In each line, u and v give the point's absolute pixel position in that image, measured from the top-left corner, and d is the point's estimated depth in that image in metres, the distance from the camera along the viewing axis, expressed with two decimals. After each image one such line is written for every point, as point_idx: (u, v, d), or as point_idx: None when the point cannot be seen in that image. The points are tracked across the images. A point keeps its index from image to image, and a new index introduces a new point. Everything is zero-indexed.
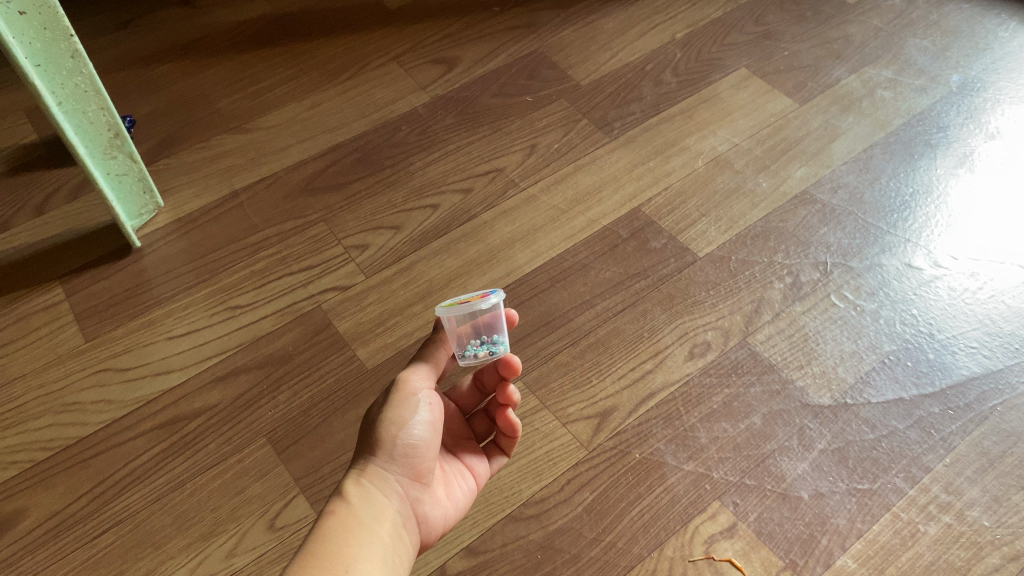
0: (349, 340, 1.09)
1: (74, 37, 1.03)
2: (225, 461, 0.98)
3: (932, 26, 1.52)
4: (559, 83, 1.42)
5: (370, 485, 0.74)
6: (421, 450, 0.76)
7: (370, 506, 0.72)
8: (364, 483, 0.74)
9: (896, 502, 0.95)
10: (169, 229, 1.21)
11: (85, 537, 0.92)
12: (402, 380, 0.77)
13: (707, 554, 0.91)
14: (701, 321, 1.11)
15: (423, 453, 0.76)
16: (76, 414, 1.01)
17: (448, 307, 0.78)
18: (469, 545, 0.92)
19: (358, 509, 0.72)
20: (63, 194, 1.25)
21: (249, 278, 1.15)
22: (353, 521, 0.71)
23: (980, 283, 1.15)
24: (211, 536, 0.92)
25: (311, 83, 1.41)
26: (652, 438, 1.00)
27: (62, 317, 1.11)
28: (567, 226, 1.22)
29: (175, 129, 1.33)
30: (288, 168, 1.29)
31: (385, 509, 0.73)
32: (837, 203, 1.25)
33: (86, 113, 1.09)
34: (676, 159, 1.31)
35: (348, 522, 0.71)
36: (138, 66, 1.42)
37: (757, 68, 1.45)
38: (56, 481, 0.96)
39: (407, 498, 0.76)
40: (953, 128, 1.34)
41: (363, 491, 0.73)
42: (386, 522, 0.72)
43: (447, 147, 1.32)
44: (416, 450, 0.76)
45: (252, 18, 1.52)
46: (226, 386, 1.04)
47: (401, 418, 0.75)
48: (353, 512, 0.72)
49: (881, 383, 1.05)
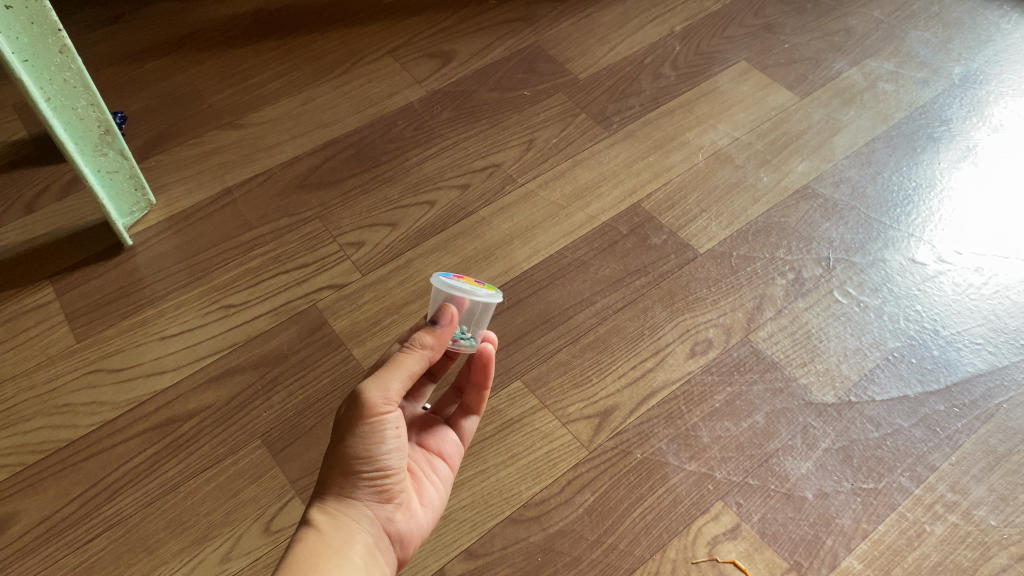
0: (345, 339, 1.07)
1: (62, 31, 1.01)
2: (219, 464, 0.96)
3: (933, 18, 1.50)
4: (557, 77, 1.40)
5: (338, 511, 0.70)
6: (390, 470, 0.71)
7: (341, 534, 0.68)
8: (331, 508, 0.70)
9: (901, 501, 0.93)
10: (161, 227, 1.19)
11: (76, 541, 0.90)
12: (369, 400, 0.69)
13: (711, 556, 0.90)
14: (702, 318, 1.10)
15: (393, 471, 0.71)
16: (67, 416, 1.00)
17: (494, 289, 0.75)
18: (468, 548, 0.90)
19: (328, 538, 0.68)
20: (53, 191, 1.23)
21: (242, 277, 1.13)
22: (324, 550, 0.67)
23: (985, 278, 1.13)
24: (205, 540, 0.91)
25: (305, 78, 1.39)
26: (654, 437, 0.99)
27: (52, 317, 1.09)
28: (566, 222, 1.20)
29: (167, 125, 1.31)
30: (282, 165, 1.27)
31: (358, 535, 0.69)
32: (839, 197, 1.23)
33: (76, 109, 1.07)
34: (676, 154, 1.29)
35: (318, 550, 0.66)
36: (129, 62, 1.40)
37: (757, 61, 1.43)
38: (46, 485, 0.94)
39: (378, 518, 0.71)
40: (955, 121, 1.33)
41: (331, 519, 0.69)
42: (357, 547, 0.68)
43: (444, 142, 1.30)
44: (386, 471, 0.71)
45: (245, 12, 1.50)
46: (219, 387, 1.03)
47: (368, 441, 0.69)
48: (323, 541, 0.67)
49: (887, 380, 1.04)
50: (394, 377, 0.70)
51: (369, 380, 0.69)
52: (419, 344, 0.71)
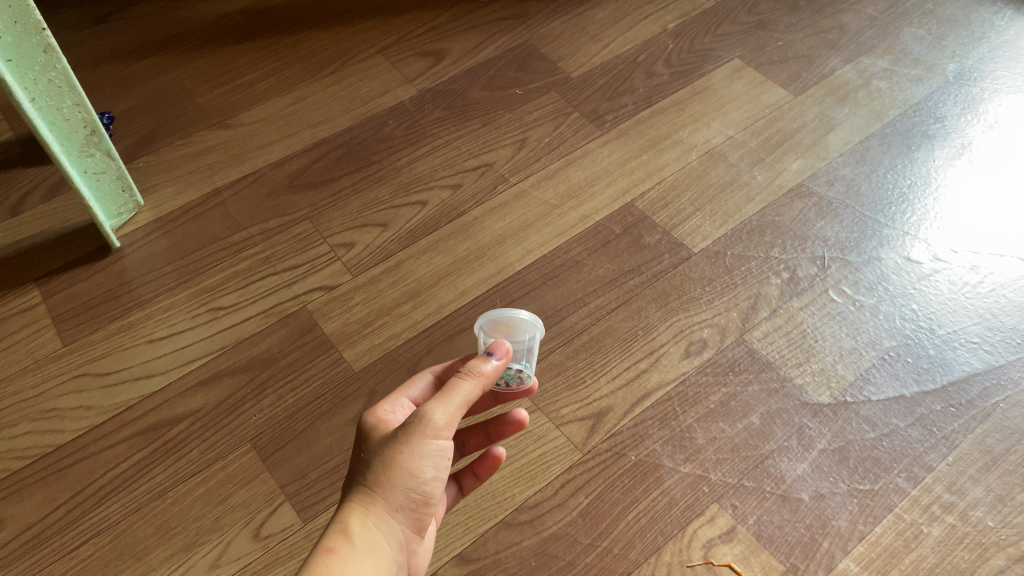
0: (336, 342, 1.06)
1: (46, 31, 0.99)
2: (208, 468, 0.95)
3: (927, 15, 1.49)
4: (550, 75, 1.39)
5: (374, 526, 0.64)
6: (432, 500, 0.67)
7: (373, 555, 0.63)
8: (369, 520, 0.64)
9: (898, 502, 0.93)
10: (149, 228, 1.18)
11: (63, 548, 0.89)
12: (436, 424, 0.65)
13: (705, 559, 0.89)
14: (696, 319, 1.08)
15: (432, 501, 0.67)
16: (53, 421, 0.98)
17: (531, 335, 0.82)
18: (461, 553, 0.89)
19: (361, 556, 0.62)
20: (39, 193, 1.21)
21: (231, 279, 1.12)
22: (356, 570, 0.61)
23: (981, 276, 1.12)
24: (194, 547, 0.89)
25: (295, 77, 1.38)
26: (649, 439, 0.98)
27: (38, 321, 1.07)
28: (559, 222, 1.19)
29: (155, 126, 1.30)
30: (272, 165, 1.25)
31: (385, 558, 0.64)
32: (834, 195, 1.23)
33: (61, 110, 1.05)
34: (670, 153, 1.28)
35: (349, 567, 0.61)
36: (117, 62, 1.38)
37: (750, 59, 1.42)
38: (33, 491, 0.93)
39: (403, 543, 0.67)
40: (950, 118, 1.32)
41: (365, 531, 0.63)
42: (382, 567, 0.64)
43: (435, 141, 1.29)
44: (427, 499, 0.67)
45: (234, 11, 1.48)
46: (209, 391, 1.01)
47: (423, 467, 0.65)
48: (353, 557, 0.62)
49: (882, 379, 1.03)
50: (459, 407, 0.66)
51: (440, 401, 0.65)
52: (486, 373, 0.68)
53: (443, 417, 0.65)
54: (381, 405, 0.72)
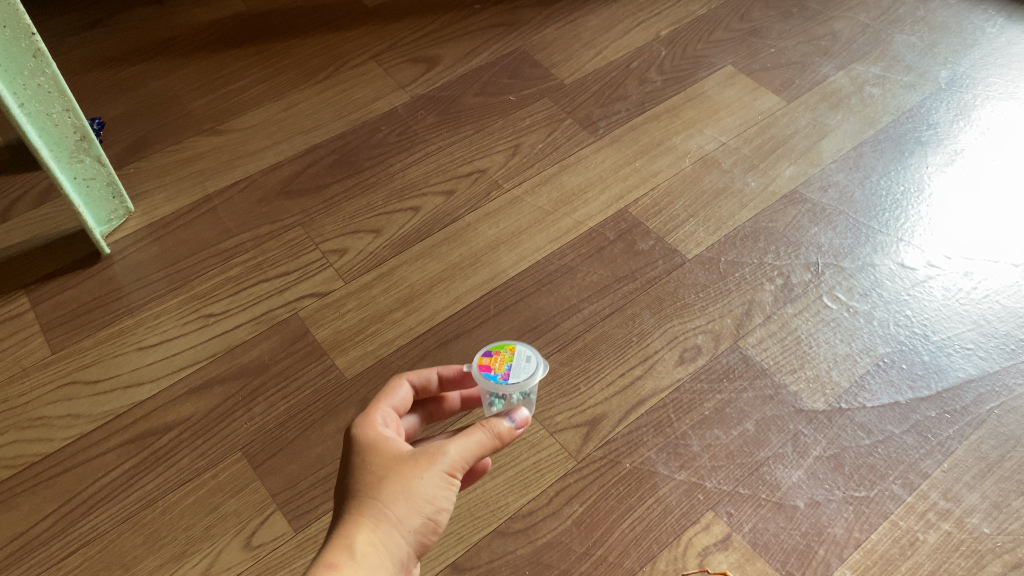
0: (328, 349, 1.05)
1: (35, 35, 0.99)
2: (199, 477, 0.94)
3: (919, 22, 1.50)
4: (543, 81, 1.39)
5: (382, 547, 0.62)
6: (435, 532, 0.66)
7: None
8: (377, 540, 0.62)
9: (894, 509, 0.92)
10: (139, 235, 1.17)
11: (50, 558, 0.88)
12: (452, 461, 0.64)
13: (701, 567, 0.88)
14: (690, 325, 1.08)
15: (435, 531, 0.66)
16: (42, 430, 0.97)
17: (530, 352, 0.78)
18: (454, 562, 0.88)
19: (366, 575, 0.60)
20: (28, 199, 1.20)
21: (222, 286, 1.11)
22: None
23: (974, 282, 1.12)
24: (184, 557, 0.88)
25: (287, 83, 1.37)
26: (643, 446, 0.97)
27: (26, 328, 1.06)
28: (553, 228, 1.19)
29: (146, 131, 1.29)
30: (263, 171, 1.24)
31: None
32: (828, 201, 1.22)
33: (50, 115, 1.04)
34: (663, 159, 1.28)
35: None
36: (107, 68, 1.37)
37: (743, 65, 1.42)
38: (21, 501, 0.91)
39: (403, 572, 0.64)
40: (942, 125, 1.32)
41: (371, 550, 0.61)
42: None
43: (428, 147, 1.28)
44: (432, 530, 0.65)
45: (226, 17, 1.47)
46: (199, 399, 1.00)
47: (435, 496, 0.64)
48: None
49: (877, 386, 1.03)
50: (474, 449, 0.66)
51: (457, 440, 0.66)
52: (501, 422, 0.68)
53: (457, 453, 0.66)
54: (374, 417, 0.70)
